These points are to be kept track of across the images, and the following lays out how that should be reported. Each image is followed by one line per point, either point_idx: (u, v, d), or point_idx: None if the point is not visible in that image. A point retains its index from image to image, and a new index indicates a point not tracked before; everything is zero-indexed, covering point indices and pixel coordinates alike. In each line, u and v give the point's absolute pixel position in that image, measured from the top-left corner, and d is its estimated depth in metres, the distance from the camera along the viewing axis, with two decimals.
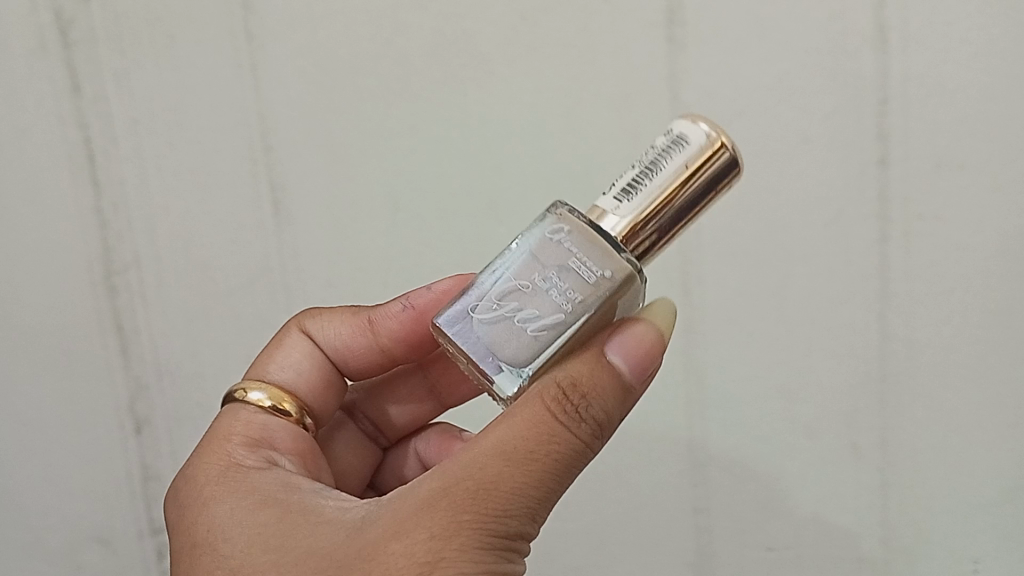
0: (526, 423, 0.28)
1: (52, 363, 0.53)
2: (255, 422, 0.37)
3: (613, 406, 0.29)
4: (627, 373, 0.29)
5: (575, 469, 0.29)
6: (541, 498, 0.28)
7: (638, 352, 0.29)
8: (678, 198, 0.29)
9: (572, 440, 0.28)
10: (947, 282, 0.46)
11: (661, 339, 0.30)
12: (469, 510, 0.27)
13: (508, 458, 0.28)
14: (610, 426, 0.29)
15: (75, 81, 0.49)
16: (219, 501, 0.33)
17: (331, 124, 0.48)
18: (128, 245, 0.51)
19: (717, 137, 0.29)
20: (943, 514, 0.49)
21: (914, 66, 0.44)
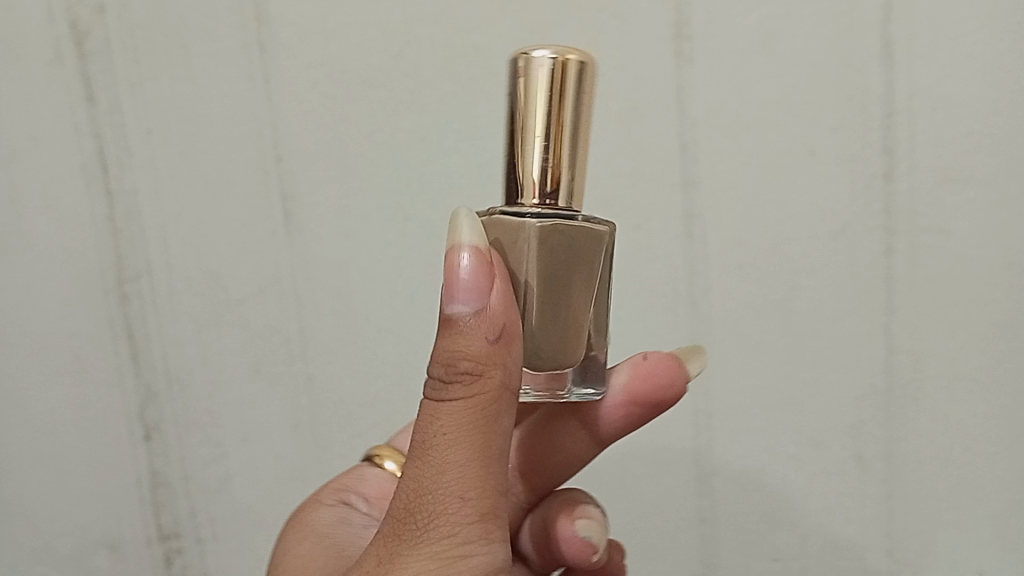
0: (422, 415, 0.28)
1: (66, 368, 0.53)
2: (353, 475, 0.44)
3: (476, 346, 0.27)
4: (464, 308, 0.27)
5: (483, 420, 0.28)
6: (464, 475, 0.27)
7: (457, 288, 0.27)
8: (566, 116, 0.29)
9: (453, 404, 0.27)
10: (953, 295, 0.46)
11: (469, 256, 0.27)
12: (404, 526, 0.28)
13: (416, 456, 0.28)
14: (494, 373, 0.27)
15: (91, 92, 0.50)
16: (288, 524, 0.41)
17: (343, 135, 0.49)
18: (140, 252, 0.52)
19: (543, 60, 0.29)
20: (950, 527, 0.49)
21: (921, 80, 0.44)
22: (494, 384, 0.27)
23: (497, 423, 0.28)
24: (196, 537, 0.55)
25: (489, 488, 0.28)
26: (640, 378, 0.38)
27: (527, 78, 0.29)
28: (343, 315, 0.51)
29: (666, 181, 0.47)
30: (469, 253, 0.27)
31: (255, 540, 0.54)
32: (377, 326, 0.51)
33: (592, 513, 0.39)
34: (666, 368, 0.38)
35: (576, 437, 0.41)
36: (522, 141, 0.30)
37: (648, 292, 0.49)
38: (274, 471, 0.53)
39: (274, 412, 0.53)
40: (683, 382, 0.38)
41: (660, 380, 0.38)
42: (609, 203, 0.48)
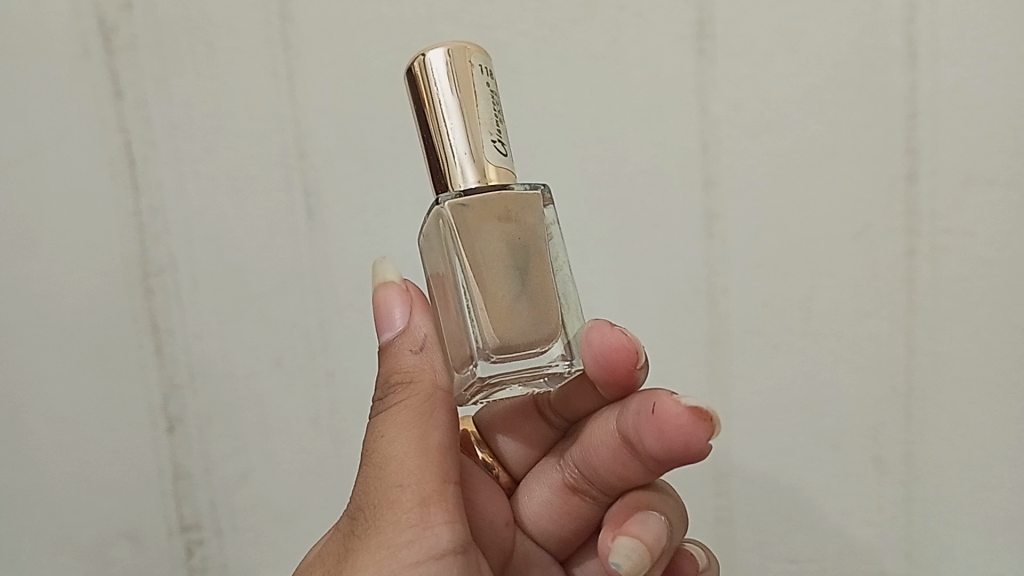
0: (370, 433, 0.34)
1: (90, 360, 0.54)
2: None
3: (404, 358, 0.34)
4: (389, 331, 0.34)
5: (418, 412, 0.33)
6: (405, 460, 0.32)
7: (382, 317, 0.35)
8: (450, 99, 0.31)
9: (391, 409, 0.33)
10: (976, 297, 0.46)
11: (387, 297, 0.35)
12: (362, 522, 0.32)
13: (366, 463, 0.33)
14: (420, 378, 0.33)
15: (117, 87, 0.50)
16: None
17: (364, 133, 0.49)
18: (165, 246, 0.52)
19: (417, 59, 0.32)
20: (970, 530, 0.48)
21: (943, 81, 0.44)
22: (424, 384, 0.33)
23: (432, 418, 0.33)
24: (215, 529, 0.56)
25: (432, 476, 0.32)
26: (658, 432, 0.35)
27: (412, 82, 0.32)
28: (365, 309, 0.51)
29: (686, 180, 0.47)
30: (392, 289, 0.35)
31: (274, 533, 0.55)
32: None
33: (642, 532, 0.36)
34: (684, 430, 0.34)
35: (631, 466, 0.39)
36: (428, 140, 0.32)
37: (668, 292, 0.48)
38: (294, 465, 0.54)
39: (295, 406, 0.53)
40: (702, 443, 0.34)
41: (678, 440, 0.35)
42: (628, 202, 0.47)
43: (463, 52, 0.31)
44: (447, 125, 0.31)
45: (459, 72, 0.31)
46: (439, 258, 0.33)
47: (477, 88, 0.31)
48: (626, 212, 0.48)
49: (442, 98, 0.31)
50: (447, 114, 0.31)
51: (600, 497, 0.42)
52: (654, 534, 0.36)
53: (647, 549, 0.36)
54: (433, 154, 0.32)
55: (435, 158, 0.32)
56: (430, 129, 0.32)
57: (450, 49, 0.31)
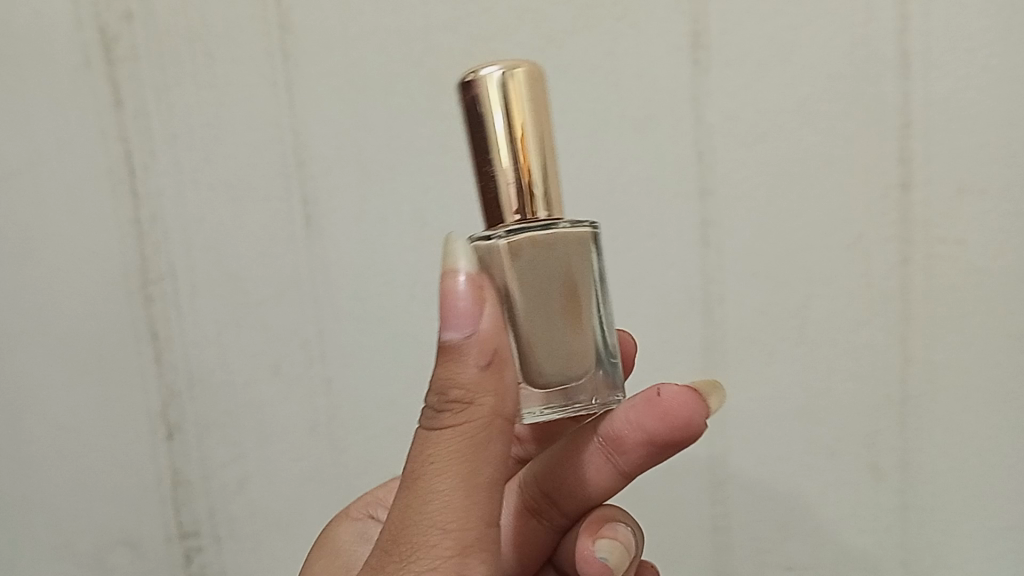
0: (415, 445, 0.29)
1: (90, 368, 0.54)
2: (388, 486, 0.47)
3: (465, 372, 0.28)
4: (460, 332, 0.28)
5: (472, 450, 0.28)
6: (449, 503, 0.28)
7: (454, 312, 0.28)
8: (514, 126, 0.30)
9: (442, 432, 0.28)
10: (970, 306, 0.46)
11: (460, 285, 0.29)
12: (390, 560, 0.29)
13: (404, 485, 0.29)
14: (479, 400, 0.28)
15: (118, 97, 0.51)
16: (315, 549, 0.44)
17: (362, 142, 0.49)
18: (164, 255, 0.52)
19: (479, 75, 0.30)
20: (965, 538, 0.48)
21: (935, 91, 0.45)
22: (484, 414, 0.28)
23: (483, 456, 0.28)
24: (213, 537, 0.56)
25: (474, 521, 0.28)
26: (657, 415, 0.36)
27: (471, 96, 0.30)
28: (361, 318, 0.52)
29: (682, 190, 0.47)
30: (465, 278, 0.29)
31: (272, 541, 0.55)
32: (395, 330, 0.51)
33: (617, 533, 0.38)
34: (684, 403, 0.35)
35: (600, 470, 0.39)
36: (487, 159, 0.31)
37: (664, 301, 0.49)
38: (292, 473, 0.54)
39: (293, 414, 0.53)
40: (701, 419, 0.35)
41: (679, 417, 0.35)
42: (624, 210, 0.48)
43: (524, 72, 0.30)
44: (504, 155, 0.30)
45: (525, 98, 0.30)
46: (532, 279, 0.30)
47: (531, 112, 0.30)
48: (621, 220, 0.48)
49: (497, 129, 0.30)
50: (511, 143, 0.30)
51: (558, 518, 0.42)
52: (630, 535, 0.38)
53: (621, 548, 0.37)
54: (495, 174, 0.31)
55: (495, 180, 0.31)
56: (498, 151, 0.30)
57: (506, 72, 0.30)
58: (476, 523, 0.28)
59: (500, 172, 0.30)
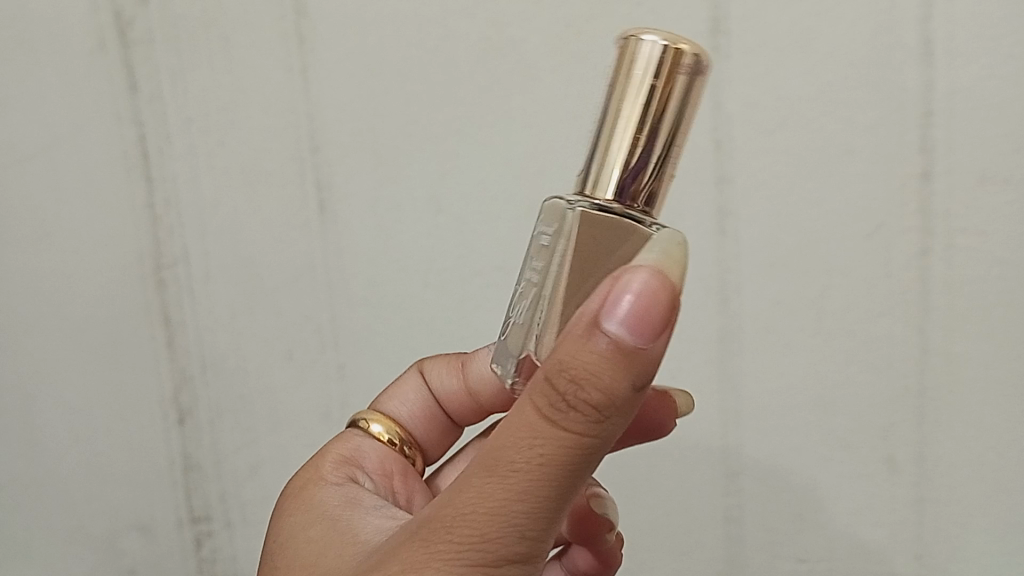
0: (517, 427, 0.27)
1: (104, 352, 0.54)
2: (352, 444, 0.42)
3: (613, 383, 0.25)
4: (630, 340, 0.25)
5: (583, 457, 0.26)
6: (541, 506, 0.26)
7: (636, 317, 0.25)
8: (650, 108, 0.28)
9: (562, 436, 0.26)
10: (990, 299, 0.46)
11: (651, 288, 0.25)
12: (450, 539, 0.27)
13: (494, 468, 0.27)
14: (615, 412, 0.26)
15: (133, 81, 0.51)
16: (291, 514, 0.37)
17: (378, 128, 0.49)
18: (179, 240, 0.52)
19: (645, 43, 0.28)
20: (982, 532, 0.48)
21: (959, 80, 0.44)
22: (609, 427, 0.26)
23: (587, 460, 0.27)
24: (226, 522, 0.56)
25: (553, 525, 0.27)
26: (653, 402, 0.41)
27: (626, 60, 0.28)
28: (375, 305, 0.51)
29: (701, 178, 0.47)
30: (650, 280, 0.25)
31: None
32: (408, 316, 0.51)
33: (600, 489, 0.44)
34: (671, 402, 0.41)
35: None
36: (612, 128, 0.29)
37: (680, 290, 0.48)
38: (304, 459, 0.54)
39: (306, 400, 0.53)
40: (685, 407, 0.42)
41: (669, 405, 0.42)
42: None
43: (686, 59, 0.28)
44: (626, 132, 0.28)
45: (676, 85, 0.28)
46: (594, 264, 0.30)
47: (675, 100, 0.28)
48: None
49: (631, 103, 0.28)
50: (636, 123, 0.28)
51: None
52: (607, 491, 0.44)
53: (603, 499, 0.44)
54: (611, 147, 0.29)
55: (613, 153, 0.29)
56: (626, 125, 0.28)
57: (665, 52, 0.27)
58: (556, 523, 0.27)
59: (619, 146, 0.28)
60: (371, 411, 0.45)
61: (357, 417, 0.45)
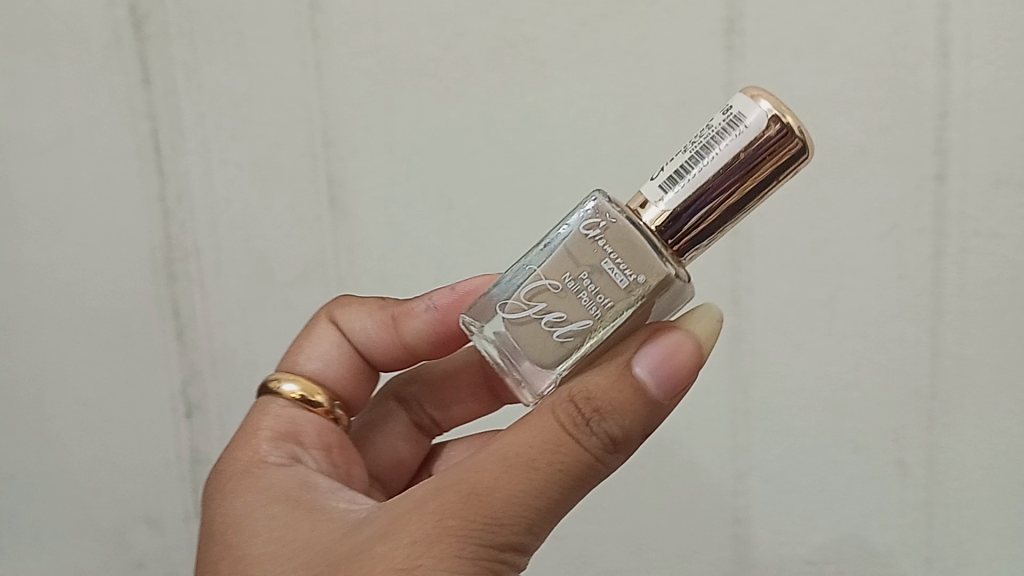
0: (535, 434, 0.28)
1: (113, 345, 0.54)
2: (285, 416, 0.38)
3: (631, 422, 0.28)
4: (654, 389, 0.28)
5: (585, 483, 0.28)
6: (540, 511, 0.28)
7: (664, 371, 0.28)
8: (740, 178, 0.28)
9: (577, 454, 0.28)
10: (1004, 301, 0.45)
11: (685, 352, 0.29)
12: (453, 526, 0.27)
13: (508, 464, 0.28)
14: (626, 444, 0.28)
15: (148, 75, 0.51)
16: (241, 495, 0.34)
17: (391, 124, 0.49)
18: (191, 234, 0.53)
19: (770, 119, 0.28)
20: (992, 536, 0.48)
21: (973, 82, 0.44)
22: (614, 461, 0.28)
23: (589, 483, 0.28)
24: None
25: (537, 536, 0.28)
26: None
27: (743, 124, 0.28)
28: None
29: None
30: (679, 343, 0.29)
31: None
32: None
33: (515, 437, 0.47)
34: None
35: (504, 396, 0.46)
36: (694, 179, 0.29)
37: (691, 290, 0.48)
38: None
39: None
40: None
41: None
42: None
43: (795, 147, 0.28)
44: (704, 189, 0.29)
45: (772, 167, 0.28)
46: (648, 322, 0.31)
47: (766, 181, 0.28)
48: None
49: (722, 151, 0.28)
50: (718, 185, 0.28)
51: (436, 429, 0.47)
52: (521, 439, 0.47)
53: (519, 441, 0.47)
54: (688, 195, 0.29)
55: (686, 202, 0.29)
56: (710, 183, 0.29)
57: (781, 121, 0.28)
58: (541, 534, 0.28)
59: (694, 198, 0.29)
60: (282, 370, 0.42)
61: (267, 377, 0.41)
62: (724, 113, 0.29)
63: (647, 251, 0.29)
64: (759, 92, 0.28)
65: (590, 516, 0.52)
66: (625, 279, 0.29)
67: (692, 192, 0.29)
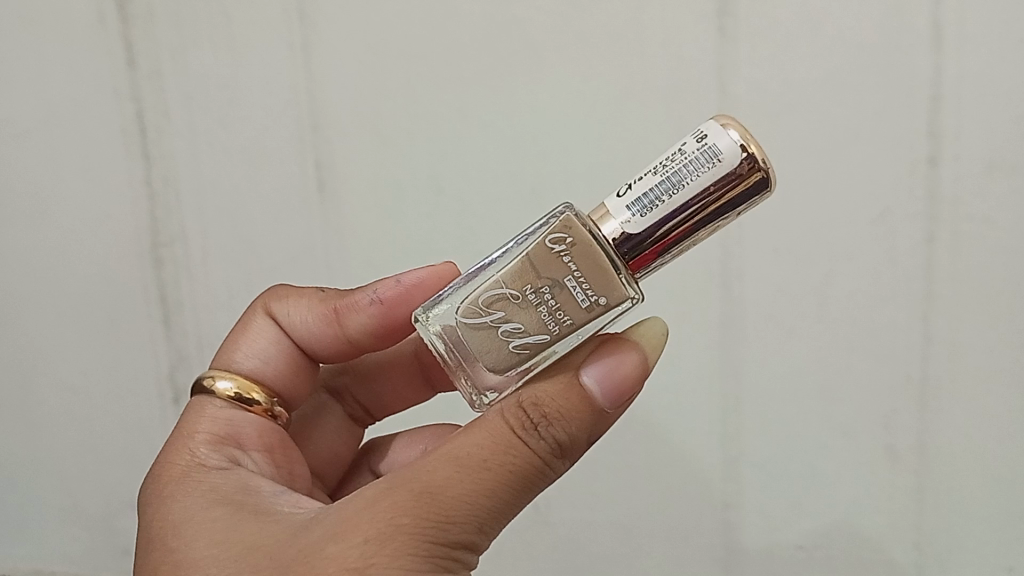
0: (486, 436, 0.29)
1: (100, 331, 0.54)
2: (222, 417, 0.38)
3: (578, 427, 0.29)
4: (601, 399, 0.29)
5: (533, 486, 0.29)
6: (490, 511, 0.29)
7: (611, 380, 0.29)
8: (710, 209, 0.28)
9: (527, 456, 0.29)
10: (996, 287, 0.45)
11: (633, 365, 0.30)
12: (407, 524, 0.28)
13: (459, 465, 0.29)
14: (572, 450, 0.29)
15: (131, 57, 0.50)
16: (179, 497, 0.33)
17: (379, 108, 0.49)
18: (176, 217, 0.52)
19: (746, 155, 0.27)
20: (983, 523, 0.48)
21: (969, 65, 0.43)
22: (561, 466, 0.30)
23: (536, 487, 0.29)
24: None
25: (486, 537, 0.29)
26: None
27: (717, 156, 0.27)
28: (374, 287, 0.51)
29: None
30: (626, 354, 0.30)
31: None
32: None
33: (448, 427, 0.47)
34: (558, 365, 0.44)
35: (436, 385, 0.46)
36: (666, 208, 0.28)
37: (681, 275, 0.48)
38: None
39: None
40: None
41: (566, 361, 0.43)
42: None
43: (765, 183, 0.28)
44: (676, 218, 0.28)
45: (742, 202, 0.28)
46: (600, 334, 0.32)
47: (733, 212, 0.28)
48: None
49: (694, 182, 0.28)
50: (688, 215, 0.28)
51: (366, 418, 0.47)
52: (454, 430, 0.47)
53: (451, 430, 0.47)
54: (658, 223, 0.28)
55: (655, 229, 0.28)
56: (680, 212, 0.28)
57: (753, 157, 0.27)
58: (489, 535, 0.29)
59: (663, 225, 0.28)
60: (217, 368, 0.41)
61: (201, 376, 0.40)
62: (696, 140, 0.28)
63: (608, 271, 0.29)
64: (731, 122, 0.28)
65: (582, 500, 0.52)
66: (586, 298, 0.30)
67: (662, 219, 0.28)
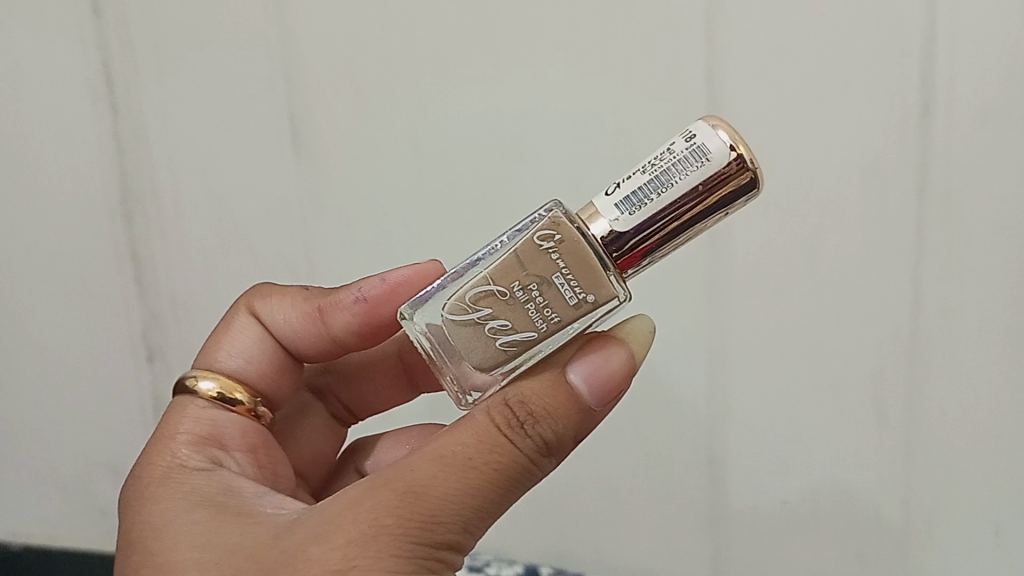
0: (472, 434, 0.29)
1: (75, 289, 0.53)
2: (207, 416, 0.37)
3: (564, 425, 0.29)
4: (587, 396, 0.29)
5: (519, 484, 0.29)
6: (475, 510, 0.28)
7: (597, 377, 0.29)
8: (698, 208, 0.27)
9: (513, 453, 0.28)
10: (988, 240, 0.44)
11: (618, 362, 0.30)
12: (392, 522, 0.27)
13: (445, 463, 0.28)
14: (558, 448, 0.29)
15: (96, 3, 0.48)
16: (160, 499, 0.32)
17: (354, 58, 0.47)
18: (147, 172, 0.50)
19: (735, 155, 0.27)
20: (969, 479, 0.48)
21: (966, 9, 0.41)
22: (547, 464, 0.29)
23: (522, 485, 0.29)
24: None
25: (472, 536, 0.29)
26: None
27: (706, 154, 0.27)
28: (352, 243, 0.50)
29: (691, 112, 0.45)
30: (612, 351, 0.30)
31: None
32: (385, 254, 0.50)
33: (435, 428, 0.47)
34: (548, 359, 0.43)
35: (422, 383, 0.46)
36: (655, 205, 0.27)
37: None
38: None
39: None
40: None
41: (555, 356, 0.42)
42: (626, 133, 0.45)
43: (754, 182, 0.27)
44: (664, 215, 0.27)
45: (730, 201, 0.27)
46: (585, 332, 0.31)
47: (722, 213, 0.28)
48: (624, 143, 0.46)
49: (684, 181, 0.27)
50: (677, 214, 0.27)
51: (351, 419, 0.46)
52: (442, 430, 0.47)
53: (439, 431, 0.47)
54: (647, 221, 0.27)
55: (643, 226, 0.28)
56: (669, 211, 0.27)
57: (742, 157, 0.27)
58: (475, 533, 0.29)
59: (652, 223, 0.27)
60: (200, 367, 0.40)
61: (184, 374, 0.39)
62: (685, 140, 0.27)
63: (596, 268, 0.28)
64: (721, 124, 0.27)
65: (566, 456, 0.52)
66: (574, 295, 0.29)
67: (651, 218, 0.27)
